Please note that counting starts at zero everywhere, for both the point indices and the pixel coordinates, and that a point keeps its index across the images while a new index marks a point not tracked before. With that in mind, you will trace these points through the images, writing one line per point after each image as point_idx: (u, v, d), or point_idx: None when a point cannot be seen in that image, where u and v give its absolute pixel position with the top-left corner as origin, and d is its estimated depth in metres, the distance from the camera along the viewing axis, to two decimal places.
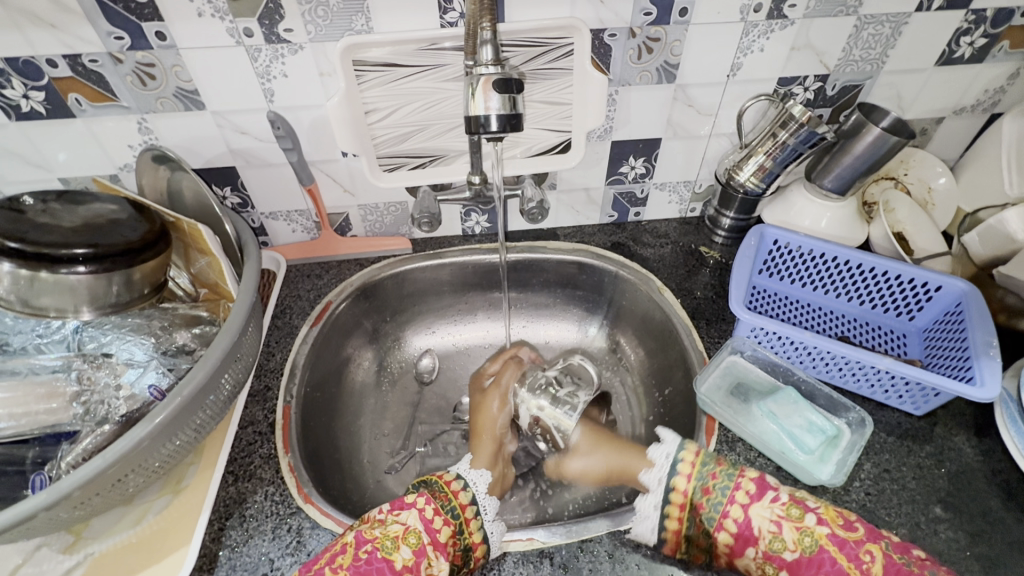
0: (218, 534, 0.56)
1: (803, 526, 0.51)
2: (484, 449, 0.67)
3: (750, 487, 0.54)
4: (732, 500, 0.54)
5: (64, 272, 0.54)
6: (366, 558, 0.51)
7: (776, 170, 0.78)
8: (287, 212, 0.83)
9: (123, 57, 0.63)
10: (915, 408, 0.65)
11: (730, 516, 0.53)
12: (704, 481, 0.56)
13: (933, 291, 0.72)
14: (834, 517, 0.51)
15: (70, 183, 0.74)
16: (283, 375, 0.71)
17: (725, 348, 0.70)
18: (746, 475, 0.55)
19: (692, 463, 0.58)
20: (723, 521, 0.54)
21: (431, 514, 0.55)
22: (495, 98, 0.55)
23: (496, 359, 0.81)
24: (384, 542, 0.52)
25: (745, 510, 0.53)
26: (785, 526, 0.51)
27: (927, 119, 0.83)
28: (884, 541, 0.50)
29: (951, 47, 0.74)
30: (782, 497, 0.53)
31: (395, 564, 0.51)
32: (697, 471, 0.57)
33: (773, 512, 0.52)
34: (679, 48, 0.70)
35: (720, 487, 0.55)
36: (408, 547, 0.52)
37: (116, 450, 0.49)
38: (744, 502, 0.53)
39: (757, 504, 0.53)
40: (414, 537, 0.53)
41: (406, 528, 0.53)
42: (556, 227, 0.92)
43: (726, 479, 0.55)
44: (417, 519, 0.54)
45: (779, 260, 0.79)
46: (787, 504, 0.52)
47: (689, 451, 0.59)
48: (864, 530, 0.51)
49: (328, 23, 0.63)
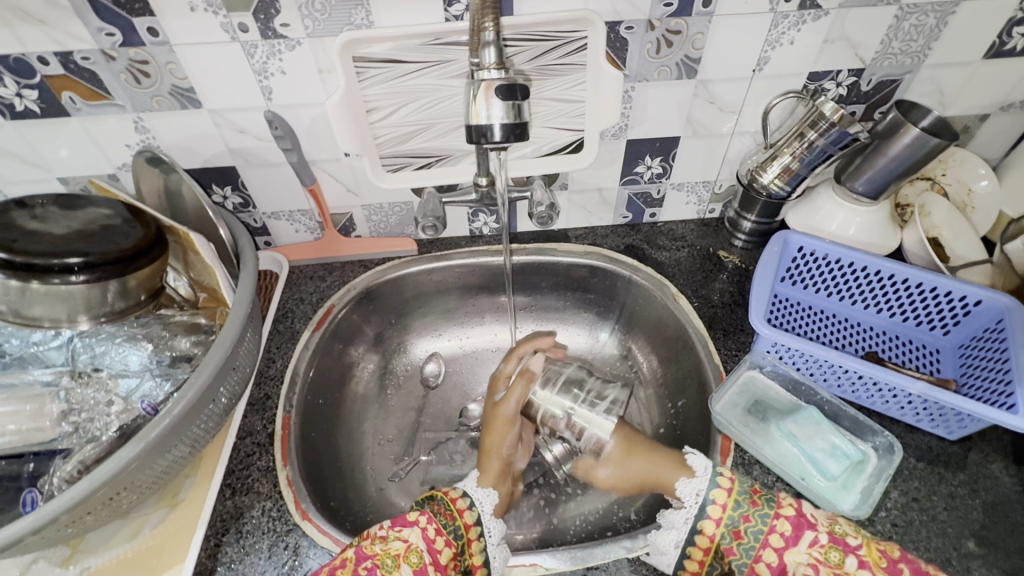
0: (214, 550, 0.55)
1: (840, 572, 0.48)
2: (490, 474, 0.63)
3: (785, 529, 0.51)
4: (766, 544, 0.51)
5: (56, 282, 0.52)
6: None
7: (804, 173, 0.72)
8: (289, 211, 0.80)
9: (115, 55, 0.60)
10: (948, 433, 0.61)
11: (764, 561, 0.51)
12: (734, 525, 0.53)
13: (971, 305, 0.67)
14: (876, 559, 0.48)
15: (69, 182, 0.73)
16: (283, 384, 0.69)
17: (743, 363, 0.66)
18: (781, 515, 0.52)
19: (723, 505, 0.54)
20: (755, 566, 0.51)
21: (433, 533, 0.53)
22: (498, 105, 0.52)
23: (511, 358, 0.71)
24: (384, 559, 0.50)
25: (779, 554, 0.50)
26: (821, 571, 0.49)
27: (970, 116, 0.77)
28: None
29: (1001, 38, 0.68)
30: (821, 538, 0.50)
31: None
32: (726, 515, 0.53)
33: (809, 556, 0.49)
34: (702, 40, 0.65)
35: (753, 531, 0.52)
36: (409, 567, 0.50)
37: (105, 471, 0.47)
38: (779, 546, 0.51)
39: (792, 549, 0.50)
40: (415, 557, 0.51)
41: (408, 546, 0.51)
42: (567, 229, 0.88)
43: (761, 522, 0.52)
44: (420, 537, 0.52)
45: (804, 268, 0.75)
46: (826, 547, 0.49)
47: (720, 491, 0.54)
48: (907, 574, 0.47)
49: (326, 18, 0.59)
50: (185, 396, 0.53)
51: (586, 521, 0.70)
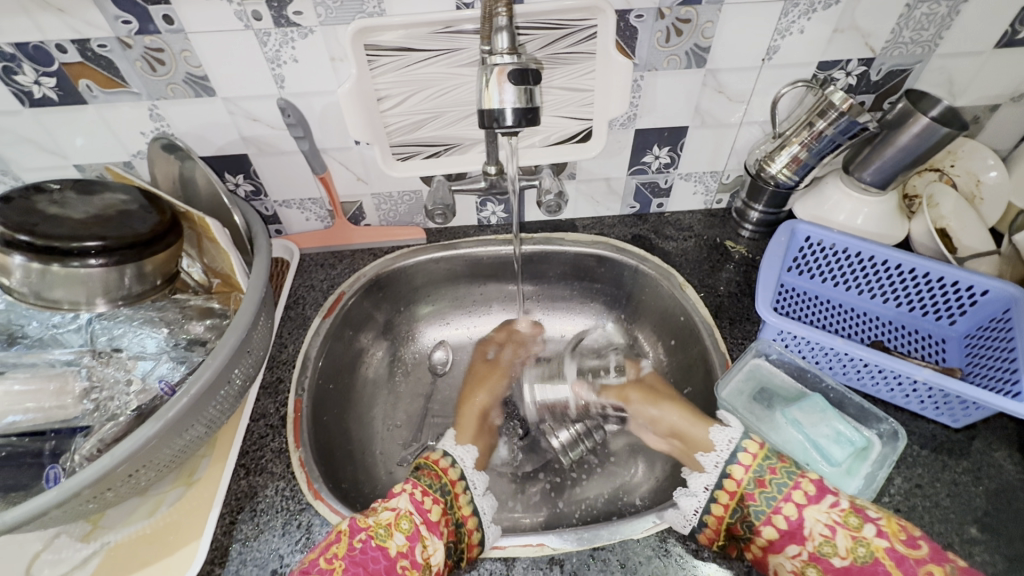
0: (229, 528, 0.56)
1: (859, 536, 0.49)
2: (469, 429, 0.72)
3: (810, 489, 0.52)
4: (788, 498, 0.52)
5: (75, 265, 0.54)
6: (360, 548, 0.51)
7: (812, 162, 0.73)
8: (300, 200, 0.81)
9: (132, 42, 0.61)
10: (953, 421, 0.61)
11: (783, 514, 0.52)
12: (760, 474, 0.55)
13: (978, 295, 0.67)
14: (895, 530, 0.49)
15: (85, 169, 0.74)
16: (295, 368, 0.70)
17: (749, 351, 0.67)
18: (807, 475, 0.53)
19: (752, 455, 0.56)
20: (773, 516, 0.52)
21: (420, 496, 0.57)
22: (510, 90, 0.52)
23: (501, 329, 0.87)
24: (377, 529, 0.52)
25: (800, 509, 0.51)
26: (839, 532, 0.49)
27: (980, 106, 0.76)
28: (948, 564, 0.47)
29: (1013, 27, 0.68)
30: (843, 503, 0.50)
31: (389, 550, 0.51)
32: (756, 464, 0.55)
33: (829, 517, 0.50)
34: (711, 29, 0.65)
35: (777, 483, 0.53)
36: (401, 532, 0.53)
37: (125, 449, 0.49)
38: (800, 502, 0.52)
39: (814, 506, 0.51)
40: (405, 522, 0.53)
41: (397, 514, 0.54)
42: (574, 219, 0.89)
43: (786, 477, 0.53)
44: (408, 502, 0.56)
45: (811, 258, 0.75)
46: (846, 511, 0.50)
47: (752, 442, 0.57)
48: (926, 549, 0.47)
49: (338, 6, 0.60)
50: (201, 377, 0.54)
51: (592, 505, 0.71)
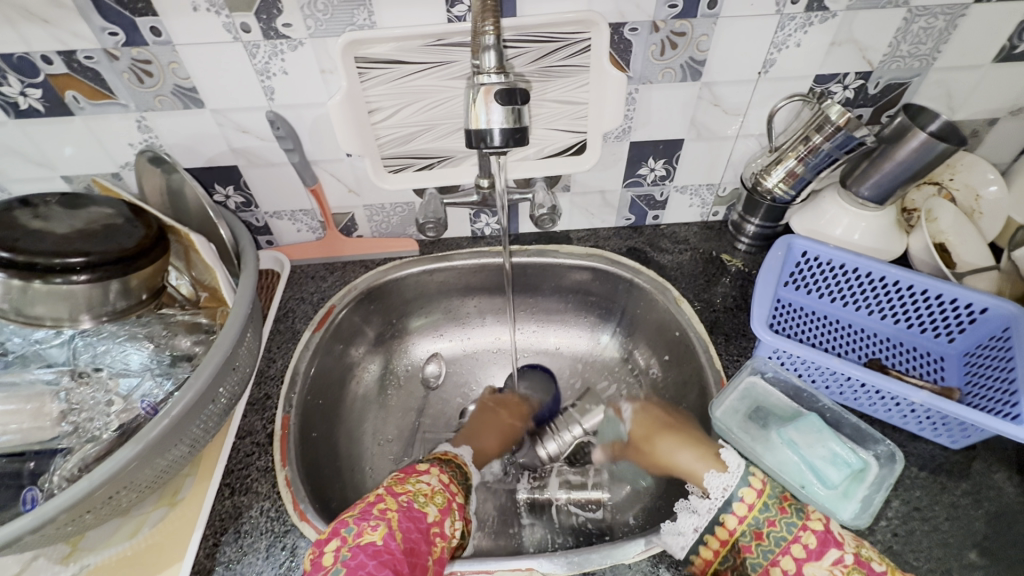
0: (212, 550, 0.55)
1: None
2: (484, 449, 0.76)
3: (810, 542, 0.51)
4: (786, 551, 0.51)
5: (58, 281, 0.53)
6: (406, 505, 0.56)
7: (808, 177, 0.72)
8: (291, 211, 0.80)
9: (118, 54, 0.60)
10: (952, 442, 0.60)
11: (780, 566, 0.51)
12: (758, 526, 0.54)
13: (977, 313, 0.66)
14: None
15: (73, 181, 0.73)
16: (283, 384, 0.69)
17: (744, 368, 0.66)
18: (809, 526, 0.52)
19: (749, 505, 0.54)
20: (770, 569, 0.52)
21: (448, 480, 0.64)
22: (498, 110, 0.52)
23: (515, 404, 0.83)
24: (417, 495, 0.58)
25: (798, 563, 0.51)
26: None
27: (978, 120, 0.76)
28: None
29: (1012, 41, 0.67)
30: (845, 558, 0.49)
31: (428, 516, 0.56)
32: (752, 514, 0.54)
33: (830, 573, 0.49)
34: (706, 43, 0.65)
35: (775, 536, 0.52)
36: (438, 501, 0.59)
37: (106, 471, 0.48)
38: (799, 556, 0.51)
39: (814, 561, 0.50)
40: (440, 497, 0.60)
41: (432, 488, 0.61)
42: (569, 231, 0.88)
43: (786, 528, 0.52)
44: (439, 482, 0.62)
45: (807, 273, 0.74)
46: (849, 566, 0.49)
47: (750, 490, 0.55)
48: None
49: (328, 18, 0.59)
50: (185, 396, 0.53)
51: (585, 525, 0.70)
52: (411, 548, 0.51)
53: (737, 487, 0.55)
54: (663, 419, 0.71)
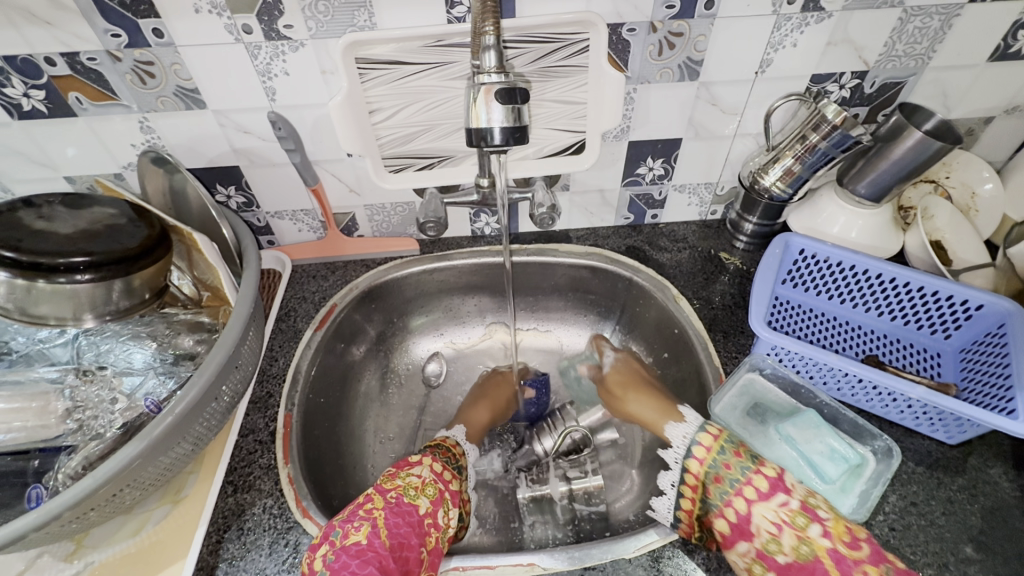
0: (216, 547, 0.56)
1: (802, 535, 0.50)
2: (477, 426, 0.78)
3: (761, 485, 0.53)
4: (738, 493, 0.54)
5: (62, 281, 0.53)
6: (394, 501, 0.56)
7: (805, 175, 0.72)
8: (292, 211, 0.81)
9: (121, 55, 0.61)
10: (948, 437, 0.61)
11: (732, 507, 0.54)
12: (716, 469, 0.57)
13: (973, 310, 0.66)
14: (841, 532, 0.49)
15: (76, 181, 0.73)
16: (285, 382, 0.70)
17: (743, 365, 0.66)
18: (762, 471, 0.54)
19: (707, 448, 0.58)
20: (724, 510, 0.54)
21: (439, 469, 0.64)
22: (498, 109, 0.52)
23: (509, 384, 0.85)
24: (407, 489, 0.58)
25: (748, 505, 0.53)
26: (785, 531, 0.51)
27: (973, 119, 0.76)
28: (887, 565, 0.47)
29: (1007, 41, 0.68)
30: (791, 503, 0.51)
31: (420, 508, 0.57)
32: (710, 458, 0.58)
33: (776, 515, 0.51)
34: (704, 43, 0.65)
35: (730, 479, 0.55)
36: (428, 494, 0.59)
37: (110, 468, 0.48)
38: (749, 497, 0.53)
39: (762, 503, 0.52)
40: (431, 488, 0.60)
41: (424, 480, 0.60)
42: (568, 230, 0.88)
43: (739, 472, 0.55)
44: (430, 472, 0.62)
45: (805, 270, 0.75)
46: (793, 511, 0.51)
47: (708, 435, 0.59)
48: (867, 551, 0.48)
49: (329, 19, 0.60)
50: (188, 394, 0.53)
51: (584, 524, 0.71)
52: (400, 544, 0.52)
53: (695, 435, 0.60)
54: (638, 377, 0.77)
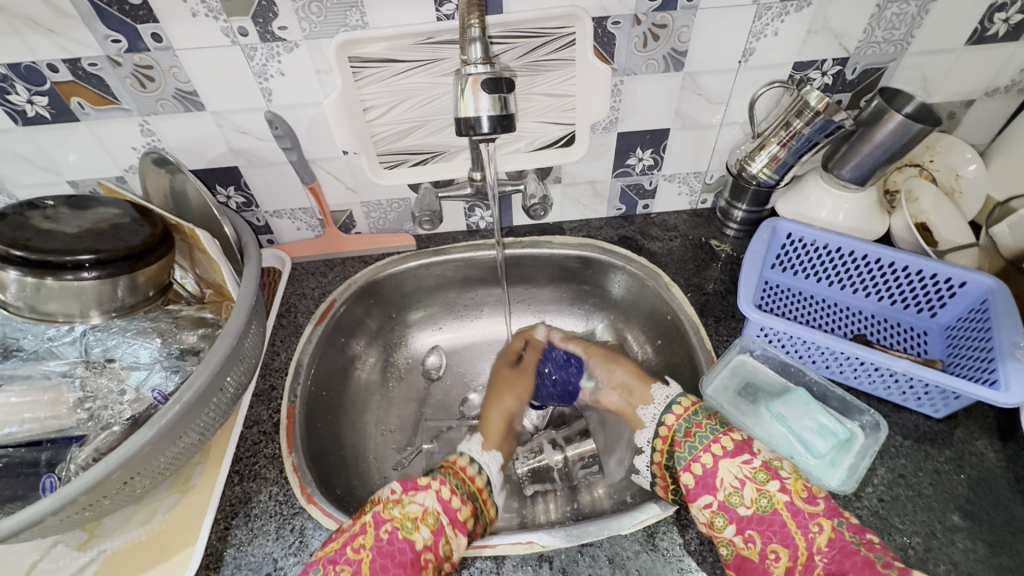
0: (224, 533, 0.57)
1: (763, 489, 0.52)
2: (492, 431, 0.73)
3: (728, 444, 0.56)
4: (707, 450, 0.56)
5: (69, 278, 0.55)
6: (388, 539, 0.53)
7: (790, 161, 0.74)
8: (291, 210, 0.83)
9: (121, 60, 0.62)
10: (935, 411, 0.62)
11: (699, 462, 0.56)
12: (688, 427, 0.60)
13: (957, 287, 0.68)
14: (799, 488, 0.52)
15: (79, 185, 0.75)
16: (288, 375, 0.71)
17: (734, 347, 0.68)
18: (729, 433, 0.57)
19: (684, 408, 0.62)
20: (692, 464, 0.56)
21: (447, 494, 0.58)
22: (485, 98, 0.54)
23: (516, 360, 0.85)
24: (403, 522, 0.54)
25: (715, 460, 0.55)
26: (747, 485, 0.53)
27: (955, 102, 0.78)
28: (840, 519, 0.50)
29: (984, 24, 0.69)
30: (754, 461, 0.54)
31: (416, 544, 0.53)
32: (685, 416, 0.61)
33: (739, 471, 0.54)
34: (687, 34, 0.67)
35: (700, 436, 0.58)
36: (427, 528, 0.54)
37: (120, 455, 0.50)
38: (717, 453, 0.55)
39: (728, 459, 0.55)
40: (432, 518, 0.55)
41: (425, 509, 0.55)
42: (562, 222, 0.90)
43: (709, 431, 0.58)
44: (434, 500, 0.56)
45: (793, 254, 0.76)
46: (756, 468, 0.53)
47: (687, 399, 0.63)
48: (823, 506, 0.51)
49: (322, 20, 0.62)
50: (193, 384, 0.55)
51: (581, 509, 0.72)
52: None
53: (674, 397, 0.64)
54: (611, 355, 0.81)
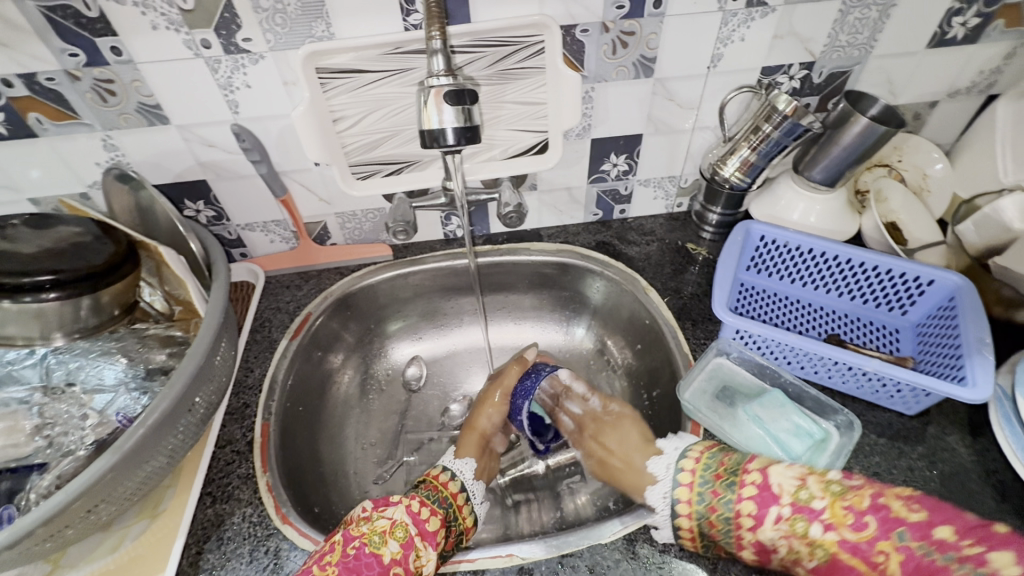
0: (195, 558, 0.56)
1: (811, 540, 0.48)
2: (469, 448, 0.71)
3: (751, 510, 0.51)
4: (740, 528, 0.51)
5: (27, 299, 0.54)
6: (354, 554, 0.52)
7: (761, 164, 0.75)
8: (264, 222, 0.81)
9: (80, 75, 0.61)
10: (907, 408, 0.63)
11: (745, 540, 0.51)
12: (706, 514, 0.53)
13: (925, 285, 0.69)
14: (840, 518, 0.47)
15: (41, 203, 0.73)
16: (262, 392, 0.70)
17: (711, 350, 0.68)
18: (744, 496, 0.51)
19: (688, 501, 0.54)
20: (740, 544, 0.52)
21: (417, 507, 0.57)
22: (449, 110, 0.54)
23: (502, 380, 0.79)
24: (371, 537, 0.53)
25: (754, 533, 0.50)
26: (795, 542, 0.48)
27: (920, 103, 0.80)
28: (899, 531, 0.45)
29: (943, 28, 0.71)
30: (785, 512, 0.49)
31: (383, 558, 0.52)
32: (695, 509, 0.54)
33: (779, 531, 0.49)
34: (656, 40, 0.67)
35: (723, 517, 0.52)
36: (396, 540, 0.53)
37: (80, 483, 0.48)
38: (750, 527, 0.50)
39: (763, 527, 0.50)
40: (401, 531, 0.54)
41: (393, 522, 0.55)
42: (539, 229, 0.90)
43: (727, 507, 0.52)
44: (404, 513, 0.56)
45: (767, 256, 0.77)
46: (791, 520, 0.48)
47: (682, 487, 0.55)
48: (874, 526, 0.46)
49: (287, 32, 0.61)
50: (159, 406, 0.53)
51: (564, 518, 0.72)
52: None
53: (679, 463, 0.58)
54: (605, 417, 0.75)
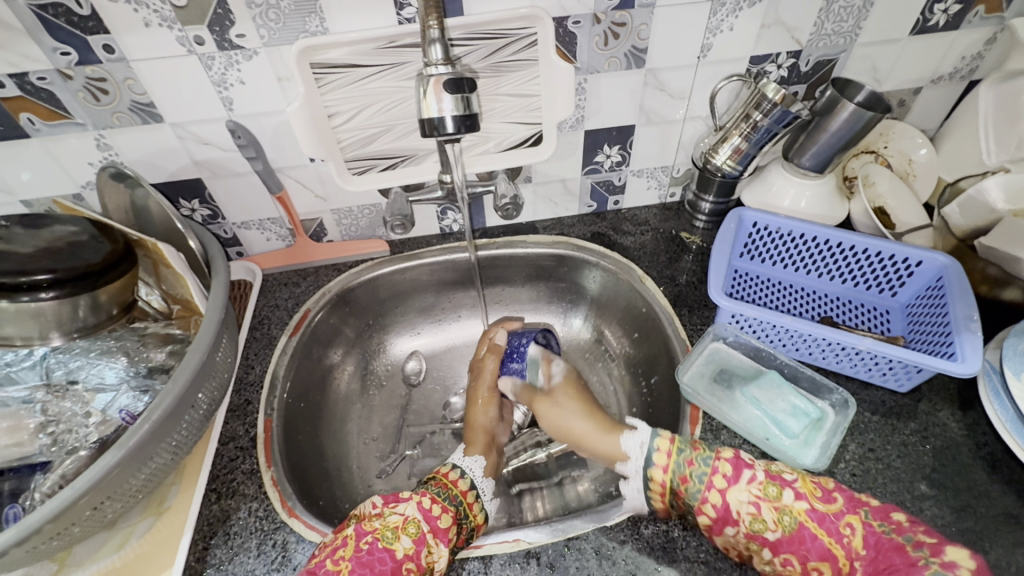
0: (203, 553, 0.56)
1: (780, 505, 0.51)
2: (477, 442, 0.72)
3: (727, 470, 0.54)
4: (710, 485, 0.54)
5: (26, 299, 0.55)
6: (367, 549, 0.52)
7: (752, 152, 0.76)
8: (259, 220, 0.81)
9: (72, 73, 0.60)
10: (899, 386, 0.65)
11: (710, 502, 0.53)
12: (681, 470, 0.56)
13: (914, 266, 0.71)
14: (812, 490, 0.52)
15: (34, 205, 0.72)
16: (263, 389, 0.70)
17: (707, 335, 0.70)
18: (722, 457, 0.55)
19: (667, 454, 0.57)
20: (703, 506, 0.53)
21: (429, 503, 0.57)
22: (449, 100, 0.55)
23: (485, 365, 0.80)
24: (384, 532, 0.54)
25: (723, 495, 0.53)
26: (763, 507, 0.51)
27: (904, 90, 0.81)
28: (863, 509, 0.51)
29: (925, 15, 0.72)
30: (759, 476, 0.53)
31: (396, 553, 0.52)
32: (673, 462, 0.56)
33: (750, 494, 0.52)
34: (646, 31, 0.68)
35: (697, 474, 0.55)
36: (408, 537, 0.54)
37: (86, 480, 0.48)
38: (721, 486, 0.53)
39: (735, 488, 0.53)
40: (413, 527, 0.54)
41: (405, 518, 0.55)
42: (534, 222, 0.91)
43: (703, 465, 0.55)
44: (416, 509, 0.56)
45: (759, 242, 0.78)
46: (764, 483, 0.52)
47: (664, 441, 0.58)
48: (842, 501, 0.51)
49: (281, 26, 0.61)
50: (162, 403, 0.53)
51: (566, 507, 0.72)
52: None
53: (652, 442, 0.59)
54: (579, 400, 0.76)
